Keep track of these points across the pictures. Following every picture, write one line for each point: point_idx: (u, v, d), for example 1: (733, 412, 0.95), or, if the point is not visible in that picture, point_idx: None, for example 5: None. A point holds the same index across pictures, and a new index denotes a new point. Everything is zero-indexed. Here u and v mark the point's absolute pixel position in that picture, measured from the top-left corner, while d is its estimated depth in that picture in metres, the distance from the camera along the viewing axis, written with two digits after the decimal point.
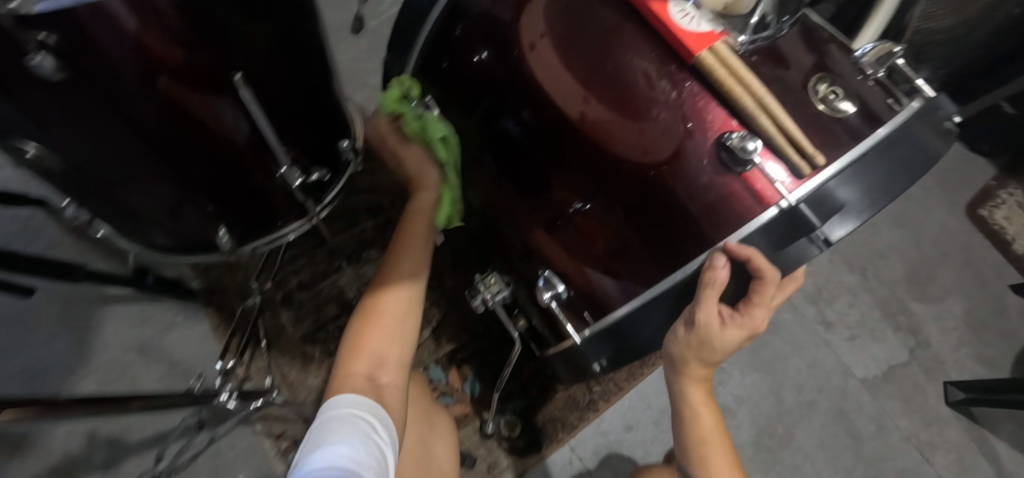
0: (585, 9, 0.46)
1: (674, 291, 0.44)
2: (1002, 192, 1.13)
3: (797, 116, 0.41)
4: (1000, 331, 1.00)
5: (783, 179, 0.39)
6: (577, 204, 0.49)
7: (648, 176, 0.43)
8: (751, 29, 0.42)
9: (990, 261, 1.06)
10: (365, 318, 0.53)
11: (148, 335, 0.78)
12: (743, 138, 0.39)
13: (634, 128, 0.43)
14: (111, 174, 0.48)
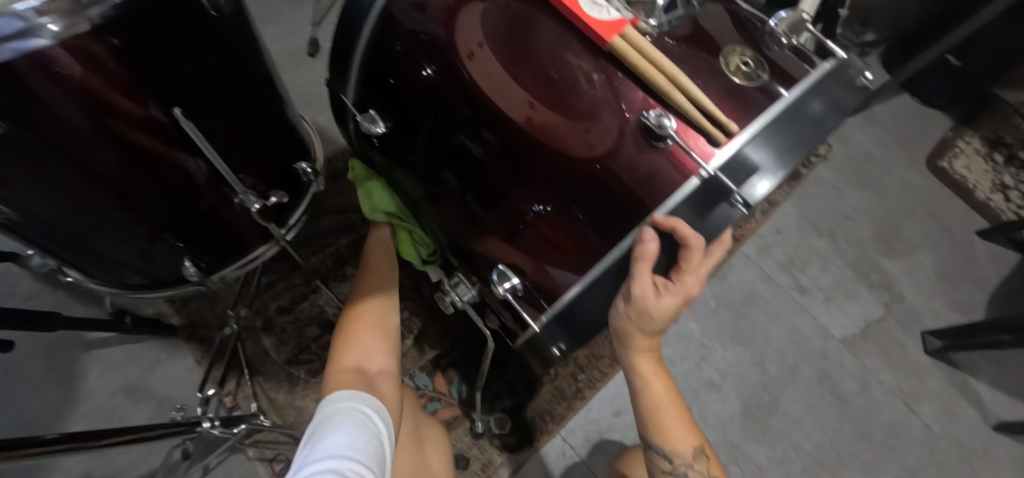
0: (512, 14, 0.48)
1: (613, 267, 0.46)
2: (959, 141, 1.18)
3: (709, 90, 0.43)
4: (970, 277, 1.02)
5: (696, 150, 0.42)
6: (534, 207, 0.49)
7: (594, 170, 0.44)
8: (659, 12, 0.45)
9: (954, 210, 1.10)
10: (349, 325, 0.61)
11: (132, 377, 0.79)
12: (659, 116, 0.42)
13: (578, 126, 0.45)
14: (69, 220, 0.49)
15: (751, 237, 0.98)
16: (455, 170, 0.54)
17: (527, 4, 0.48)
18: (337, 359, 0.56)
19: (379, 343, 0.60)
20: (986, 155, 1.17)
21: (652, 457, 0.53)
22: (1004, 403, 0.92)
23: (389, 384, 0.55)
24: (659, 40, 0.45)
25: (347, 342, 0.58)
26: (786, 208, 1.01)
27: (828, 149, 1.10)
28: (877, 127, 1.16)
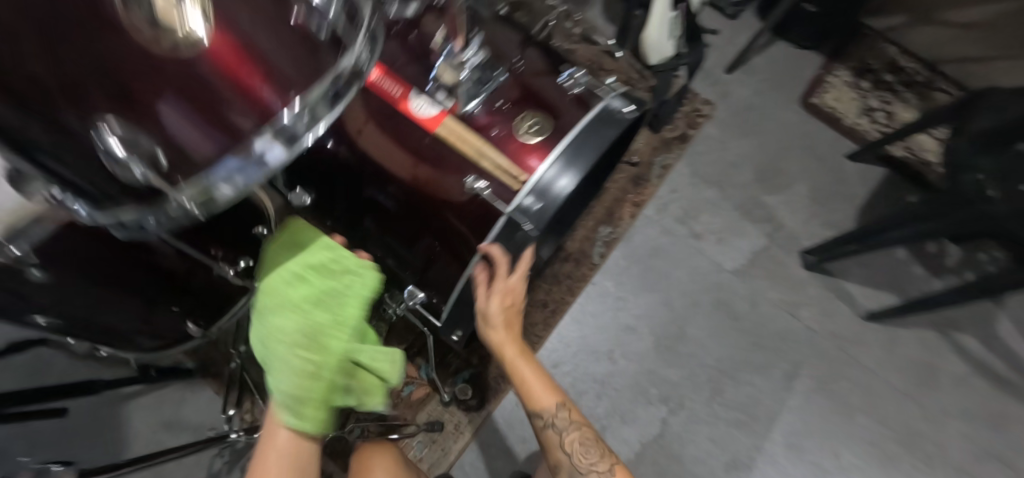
0: (382, 110, 0.64)
1: (467, 283, 0.69)
2: (830, 76, 1.34)
3: (510, 150, 0.62)
4: (842, 196, 1.22)
5: (501, 198, 0.62)
6: (442, 241, 0.69)
7: (465, 210, 0.64)
8: (469, 99, 0.63)
9: (827, 139, 1.27)
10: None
11: (168, 413, 0.99)
12: (474, 181, 0.62)
13: (455, 180, 0.63)
14: (99, 315, 0.67)
15: (650, 201, 1.16)
16: (379, 218, 0.73)
17: (391, 103, 0.64)
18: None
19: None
20: (853, 84, 1.35)
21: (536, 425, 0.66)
22: (872, 295, 1.13)
23: None
24: (472, 117, 0.63)
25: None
26: (678, 169, 1.20)
27: (712, 108, 1.27)
28: (755, 77, 1.33)
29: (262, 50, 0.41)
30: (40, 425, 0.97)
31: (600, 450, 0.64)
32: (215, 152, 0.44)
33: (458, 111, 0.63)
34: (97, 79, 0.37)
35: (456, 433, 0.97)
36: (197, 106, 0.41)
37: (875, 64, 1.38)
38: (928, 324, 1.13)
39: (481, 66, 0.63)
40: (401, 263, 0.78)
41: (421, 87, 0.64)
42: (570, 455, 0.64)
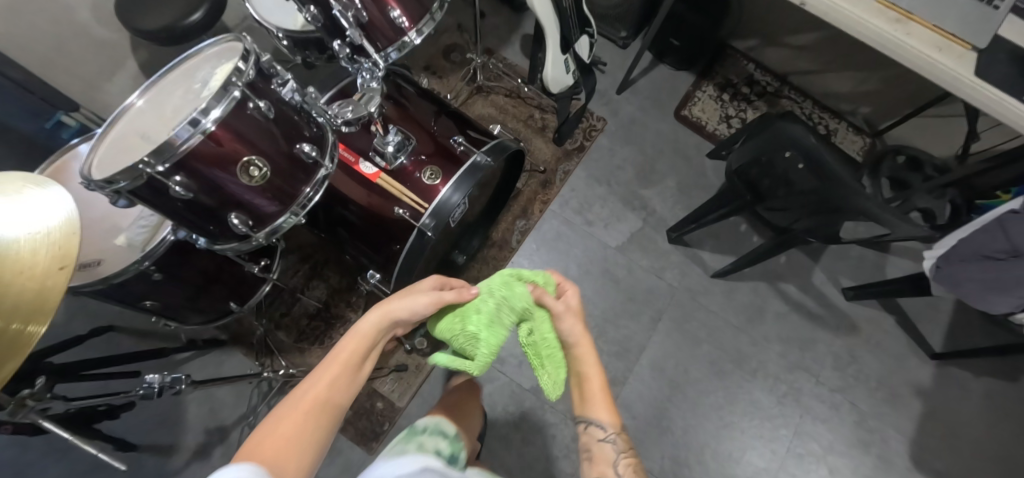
0: (344, 168, 1.04)
1: (405, 270, 1.10)
2: (698, 92, 1.74)
3: (419, 190, 1.04)
4: (701, 186, 1.62)
5: (415, 218, 1.04)
6: (392, 243, 1.09)
7: (398, 226, 1.06)
8: (395, 160, 1.04)
9: (693, 143, 1.67)
10: (266, 432, 0.62)
11: (212, 371, 1.40)
12: (399, 210, 1.04)
13: (390, 208, 1.05)
14: (177, 300, 1.08)
15: (555, 199, 1.57)
16: (350, 229, 1.13)
17: (349, 165, 1.04)
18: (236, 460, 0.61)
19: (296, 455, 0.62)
20: (716, 97, 1.73)
21: (590, 430, 0.78)
22: (719, 259, 1.56)
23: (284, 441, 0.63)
24: (397, 170, 1.04)
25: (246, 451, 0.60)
26: (576, 173, 1.60)
27: (603, 123, 1.67)
28: (639, 97, 1.72)
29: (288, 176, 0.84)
30: (122, 385, 1.38)
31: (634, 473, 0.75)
32: (274, 215, 0.87)
33: (390, 170, 1.04)
34: (226, 199, 0.79)
35: (418, 371, 1.42)
36: (264, 201, 0.84)
37: (736, 79, 1.77)
38: (759, 278, 1.56)
39: (401, 139, 1.04)
40: (366, 258, 1.19)
41: (364, 154, 1.03)
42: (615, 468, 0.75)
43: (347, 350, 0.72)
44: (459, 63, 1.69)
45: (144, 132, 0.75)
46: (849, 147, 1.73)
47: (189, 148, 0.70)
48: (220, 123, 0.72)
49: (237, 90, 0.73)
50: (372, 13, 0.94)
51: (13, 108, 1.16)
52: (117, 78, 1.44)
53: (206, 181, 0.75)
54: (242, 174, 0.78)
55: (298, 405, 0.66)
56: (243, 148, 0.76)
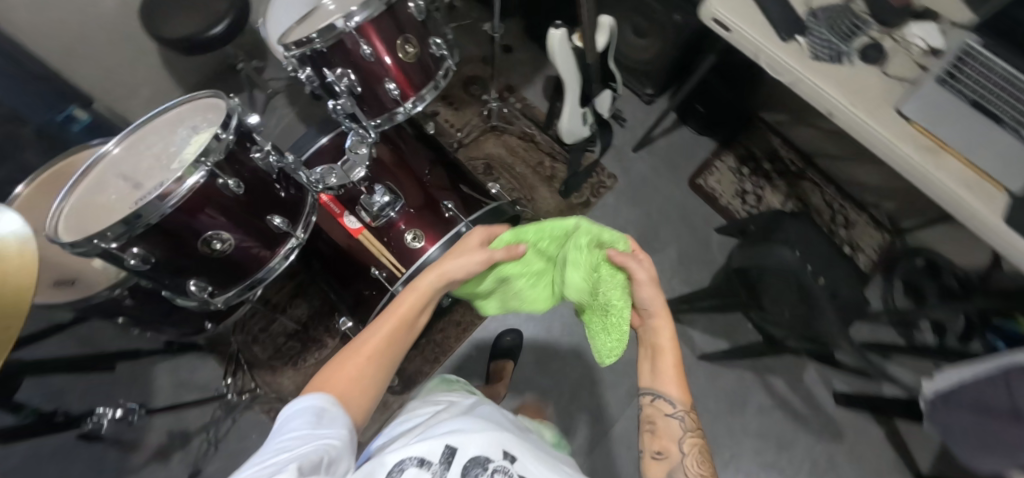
0: (328, 218, 1.04)
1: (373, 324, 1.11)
2: (717, 162, 1.68)
3: (398, 253, 1.03)
4: (704, 261, 1.56)
5: (389, 280, 1.04)
6: (367, 295, 1.09)
7: (373, 282, 1.07)
8: (379, 219, 1.03)
9: (703, 214, 1.62)
10: (328, 377, 0.67)
11: (184, 375, 1.41)
12: (375, 270, 1.04)
13: (368, 265, 1.06)
14: (149, 316, 1.08)
15: None
16: (335, 271, 1.16)
17: (334, 216, 1.03)
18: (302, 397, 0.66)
19: (354, 401, 0.66)
20: (735, 170, 1.68)
21: (659, 403, 0.71)
22: (708, 340, 1.52)
23: (344, 375, 0.67)
24: (379, 229, 1.03)
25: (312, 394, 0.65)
26: None
27: (613, 181, 1.63)
28: (655, 157, 1.67)
29: (250, 244, 0.88)
30: (95, 375, 1.39)
31: (703, 458, 0.68)
32: (233, 275, 0.91)
33: (374, 226, 1.03)
34: (188, 263, 0.82)
35: (384, 409, 1.39)
36: (225, 265, 0.88)
37: (759, 153, 1.70)
38: (747, 366, 1.52)
39: (388, 199, 1.03)
40: (342, 300, 1.18)
41: (349, 209, 1.03)
42: (681, 446, 0.68)
43: (406, 305, 0.74)
44: (477, 97, 1.66)
45: (115, 192, 0.80)
46: (866, 241, 1.62)
47: (167, 211, 0.73)
48: (185, 202, 0.74)
49: (206, 171, 0.74)
50: (370, 82, 0.95)
51: (24, 96, 1.17)
52: (137, 70, 1.44)
53: (168, 250, 0.78)
54: (202, 247, 0.82)
55: (359, 351, 0.69)
56: (207, 224, 0.79)
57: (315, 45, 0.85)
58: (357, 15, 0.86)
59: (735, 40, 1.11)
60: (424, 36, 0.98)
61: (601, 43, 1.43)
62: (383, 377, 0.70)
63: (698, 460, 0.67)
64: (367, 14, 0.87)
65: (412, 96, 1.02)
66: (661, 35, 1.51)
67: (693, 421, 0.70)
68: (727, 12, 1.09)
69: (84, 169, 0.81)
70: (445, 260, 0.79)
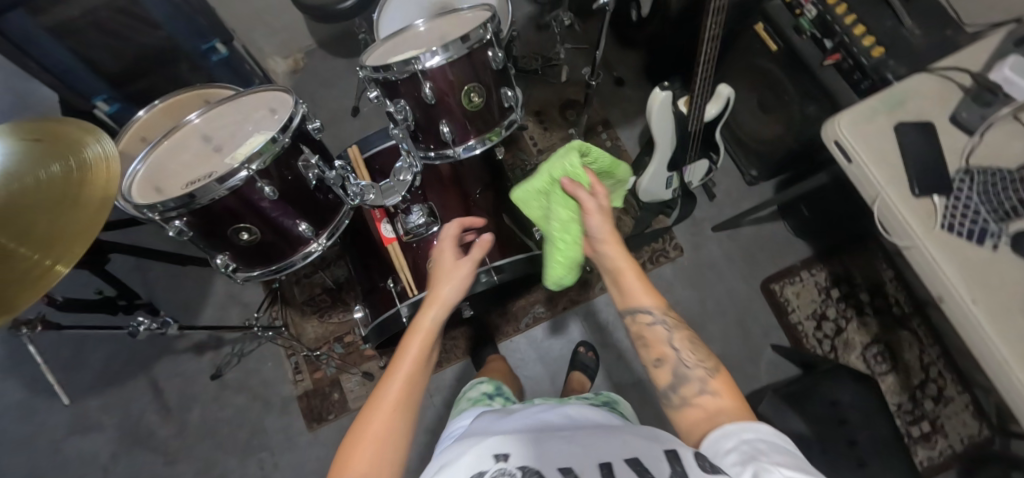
0: (370, 219, 1.08)
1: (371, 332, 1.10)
2: (804, 272, 1.48)
3: (416, 273, 1.02)
4: (745, 373, 1.41)
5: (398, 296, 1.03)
6: (377, 302, 1.09)
7: (385, 292, 1.05)
8: (409, 233, 1.02)
9: (763, 323, 1.45)
10: (352, 447, 0.60)
11: (235, 290, 1.59)
12: (389, 281, 1.04)
13: (386, 275, 1.05)
14: None
15: (585, 304, 1.50)
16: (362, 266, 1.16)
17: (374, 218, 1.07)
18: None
19: (384, 468, 0.59)
20: (823, 288, 1.47)
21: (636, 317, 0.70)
22: None
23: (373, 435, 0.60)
24: (407, 242, 1.03)
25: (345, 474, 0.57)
26: None
27: (678, 254, 1.52)
28: (734, 244, 1.52)
29: (282, 242, 0.86)
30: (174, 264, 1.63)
31: (703, 350, 0.68)
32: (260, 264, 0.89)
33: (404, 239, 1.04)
34: (220, 244, 0.82)
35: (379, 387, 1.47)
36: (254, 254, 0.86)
37: (858, 278, 1.48)
38: None
39: (422, 219, 1.00)
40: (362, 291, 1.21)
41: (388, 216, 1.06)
42: (679, 350, 0.68)
43: (415, 344, 0.69)
44: (570, 122, 1.60)
45: (185, 164, 0.88)
46: (954, 426, 1.34)
47: (217, 197, 0.73)
48: (226, 196, 0.74)
49: (250, 171, 0.73)
50: (426, 117, 0.96)
51: (179, 24, 1.34)
52: (281, 17, 1.60)
53: (205, 229, 0.78)
54: (233, 235, 0.80)
55: (380, 404, 0.63)
56: (240, 219, 0.78)
57: (387, 74, 0.88)
58: (427, 59, 0.86)
59: (854, 177, 0.89)
60: (496, 84, 0.97)
61: (711, 113, 1.29)
62: (411, 430, 0.64)
63: (716, 368, 0.66)
64: (437, 60, 0.86)
65: (471, 137, 1.02)
66: (783, 119, 1.33)
67: (677, 324, 0.69)
68: (855, 140, 0.88)
69: (165, 133, 0.89)
70: (438, 287, 0.77)
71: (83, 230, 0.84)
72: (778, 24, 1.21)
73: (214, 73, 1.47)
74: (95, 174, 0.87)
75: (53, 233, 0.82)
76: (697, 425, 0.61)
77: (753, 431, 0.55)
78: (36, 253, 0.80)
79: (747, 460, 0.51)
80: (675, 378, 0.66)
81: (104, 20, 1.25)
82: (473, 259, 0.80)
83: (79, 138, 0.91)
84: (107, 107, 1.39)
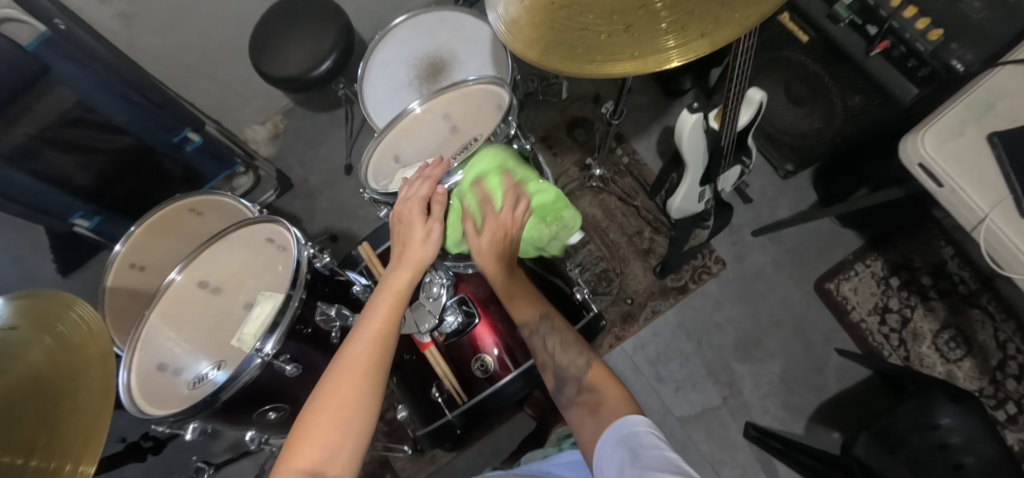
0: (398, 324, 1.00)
1: (420, 436, 1.05)
2: (858, 264, 1.37)
3: (460, 375, 0.98)
4: (813, 385, 1.31)
5: (449, 404, 0.98)
6: (418, 408, 1.02)
7: (431, 401, 1.00)
8: (449, 339, 0.96)
9: (823, 328, 1.35)
10: (314, 415, 0.50)
11: None
12: (434, 391, 0.98)
13: (428, 381, 0.99)
14: None
15: (631, 337, 1.41)
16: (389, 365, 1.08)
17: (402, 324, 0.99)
18: (287, 459, 0.48)
19: (350, 441, 0.50)
20: (881, 279, 1.35)
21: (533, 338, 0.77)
22: None
23: (325, 422, 0.50)
24: (446, 346, 0.97)
25: (296, 456, 0.48)
26: (666, 316, 1.40)
27: (721, 267, 1.42)
28: (778, 247, 1.43)
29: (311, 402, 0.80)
30: None
31: (579, 348, 0.73)
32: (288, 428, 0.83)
33: (441, 342, 0.97)
34: (246, 425, 0.76)
35: (431, 461, 1.38)
36: (284, 423, 0.80)
37: (918, 262, 1.34)
38: None
39: (459, 324, 0.94)
40: (394, 388, 1.10)
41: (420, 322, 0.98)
42: (554, 354, 0.74)
43: (385, 307, 0.59)
44: (581, 142, 1.52)
45: (192, 330, 0.79)
46: None
47: (234, 392, 0.67)
48: (252, 382, 0.68)
49: (268, 354, 0.68)
50: None
51: (144, 124, 1.21)
52: (252, 85, 1.46)
53: (227, 420, 0.72)
54: (257, 416, 0.74)
55: (351, 367, 0.53)
56: (268, 399, 0.73)
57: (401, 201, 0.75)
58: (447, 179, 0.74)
59: (947, 201, 0.81)
60: None
61: (742, 121, 1.17)
62: (381, 398, 0.54)
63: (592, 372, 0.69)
64: (459, 178, 0.71)
65: None
66: (823, 110, 1.21)
67: (556, 329, 0.75)
68: (942, 158, 0.80)
69: (152, 301, 0.81)
70: (410, 241, 0.65)
71: (92, 420, 0.61)
72: (810, 15, 1.07)
73: (193, 160, 1.34)
74: (88, 346, 0.66)
75: (60, 433, 0.58)
76: (585, 418, 0.64)
77: (629, 429, 0.58)
78: (45, 463, 0.55)
79: (624, 466, 0.54)
80: (555, 382, 0.73)
81: (62, 137, 1.11)
82: (440, 219, 0.67)
83: (56, 310, 0.66)
84: (87, 223, 1.27)
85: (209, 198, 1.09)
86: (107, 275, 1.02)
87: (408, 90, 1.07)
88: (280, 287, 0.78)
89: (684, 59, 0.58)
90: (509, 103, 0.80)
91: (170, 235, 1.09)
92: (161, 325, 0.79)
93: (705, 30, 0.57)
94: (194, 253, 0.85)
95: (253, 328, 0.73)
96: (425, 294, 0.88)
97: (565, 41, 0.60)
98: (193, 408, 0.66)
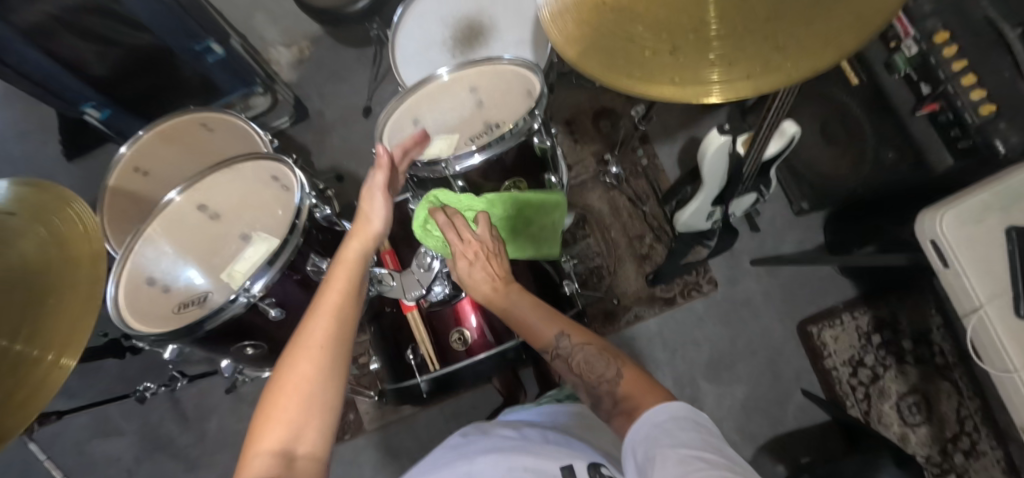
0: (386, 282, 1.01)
1: (386, 391, 1.08)
2: (845, 314, 1.38)
3: (436, 343, 0.99)
4: (770, 416, 1.34)
5: (420, 369, 0.99)
6: (390, 366, 1.04)
7: (403, 363, 1.01)
8: (432, 307, 0.97)
9: (795, 366, 1.37)
10: (274, 395, 0.52)
11: None
12: (408, 354, 0.99)
13: (405, 343, 1.01)
14: None
15: (609, 336, 1.43)
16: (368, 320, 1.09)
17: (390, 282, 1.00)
18: (256, 440, 0.51)
19: (316, 415, 0.52)
20: (863, 333, 1.36)
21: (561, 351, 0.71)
22: None
23: (289, 400, 0.52)
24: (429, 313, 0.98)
25: (262, 437, 0.50)
26: (647, 322, 1.42)
27: (712, 287, 1.43)
28: (773, 279, 1.44)
29: (290, 344, 0.82)
30: None
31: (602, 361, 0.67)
32: (262, 363, 0.85)
33: (425, 307, 0.99)
34: (224, 354, 0.78)
35: (394, 411, 1.42)
36: (261, 358, 0.82)
37: (904, 324, 1.35)
38: None
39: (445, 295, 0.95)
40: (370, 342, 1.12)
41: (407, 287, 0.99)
42: (579, 373, 0.68)
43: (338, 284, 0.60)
44: (604, 134, 1.51)
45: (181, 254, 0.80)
46: None
47: (215, 326, 0.68)
48: (235, 318, 0.70)
49: (254, 295, 0.68)
50: None
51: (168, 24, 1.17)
52: None
53: (206, 348, 0.74)
54: (236, 347, 0.76)
55: (307, 345, 0.55)
56: (250, 335, 0.74)
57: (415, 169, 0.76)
58: (462, 159, 0.75)
59: (949, 284, 0.81)
60: (535, 168, 0.85)
61: (770, 151, 1.14)
62: (344, 371, 0.56)
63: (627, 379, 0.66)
64: (477, 161, 0.75)
65: None
66: (852, 158, 1.18)
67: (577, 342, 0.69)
68: (956, 241, 0.80)
69: (147, 218, 0.81)
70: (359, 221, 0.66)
71: (79, 316, 0.60)
72: (867, 59, 1.02)
73: (212, 72, 1.32)
74: (81, 245, 0.63)
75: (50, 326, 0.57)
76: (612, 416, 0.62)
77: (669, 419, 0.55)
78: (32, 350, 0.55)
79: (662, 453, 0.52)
80: (589, 397, 0.68)
81: (83, 23, 1.08)
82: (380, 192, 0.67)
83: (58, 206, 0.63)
84: (98, 114, 1.26)
85: (221, 116, 1.08)
86: (109, 174, 1.03)
87: (439, 49, 1.04)
88: (278, 230, 0.78)
89: (723, 99, 0.55)
90: (537, 92, 0.79)
91: (178, 144, 1.08)
92: (154, 241, 0.80)
93: (752, 72, 0.53)
94: (197, 176, 0.85)
95: (244, 266, 0.74)
96: (418, 262, 0.90)
97: (609, 46, 0.56)
98: (175, 333, 0.67)
